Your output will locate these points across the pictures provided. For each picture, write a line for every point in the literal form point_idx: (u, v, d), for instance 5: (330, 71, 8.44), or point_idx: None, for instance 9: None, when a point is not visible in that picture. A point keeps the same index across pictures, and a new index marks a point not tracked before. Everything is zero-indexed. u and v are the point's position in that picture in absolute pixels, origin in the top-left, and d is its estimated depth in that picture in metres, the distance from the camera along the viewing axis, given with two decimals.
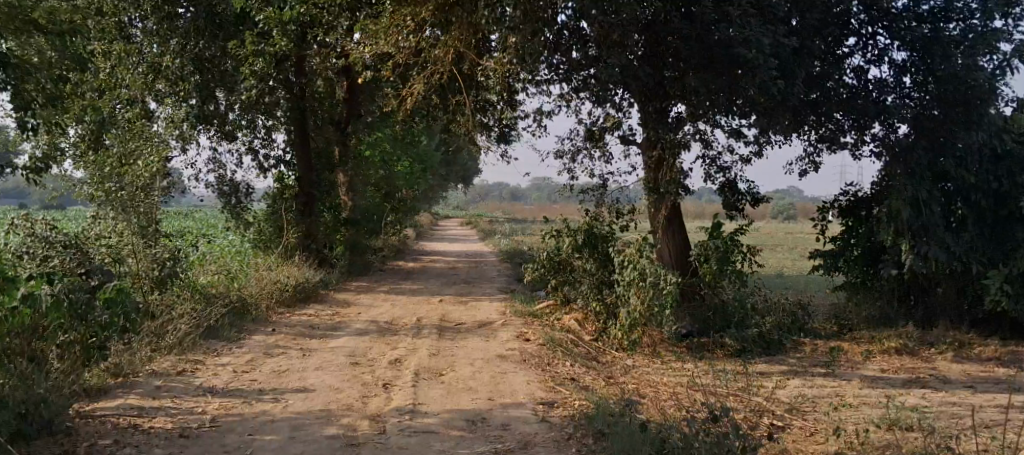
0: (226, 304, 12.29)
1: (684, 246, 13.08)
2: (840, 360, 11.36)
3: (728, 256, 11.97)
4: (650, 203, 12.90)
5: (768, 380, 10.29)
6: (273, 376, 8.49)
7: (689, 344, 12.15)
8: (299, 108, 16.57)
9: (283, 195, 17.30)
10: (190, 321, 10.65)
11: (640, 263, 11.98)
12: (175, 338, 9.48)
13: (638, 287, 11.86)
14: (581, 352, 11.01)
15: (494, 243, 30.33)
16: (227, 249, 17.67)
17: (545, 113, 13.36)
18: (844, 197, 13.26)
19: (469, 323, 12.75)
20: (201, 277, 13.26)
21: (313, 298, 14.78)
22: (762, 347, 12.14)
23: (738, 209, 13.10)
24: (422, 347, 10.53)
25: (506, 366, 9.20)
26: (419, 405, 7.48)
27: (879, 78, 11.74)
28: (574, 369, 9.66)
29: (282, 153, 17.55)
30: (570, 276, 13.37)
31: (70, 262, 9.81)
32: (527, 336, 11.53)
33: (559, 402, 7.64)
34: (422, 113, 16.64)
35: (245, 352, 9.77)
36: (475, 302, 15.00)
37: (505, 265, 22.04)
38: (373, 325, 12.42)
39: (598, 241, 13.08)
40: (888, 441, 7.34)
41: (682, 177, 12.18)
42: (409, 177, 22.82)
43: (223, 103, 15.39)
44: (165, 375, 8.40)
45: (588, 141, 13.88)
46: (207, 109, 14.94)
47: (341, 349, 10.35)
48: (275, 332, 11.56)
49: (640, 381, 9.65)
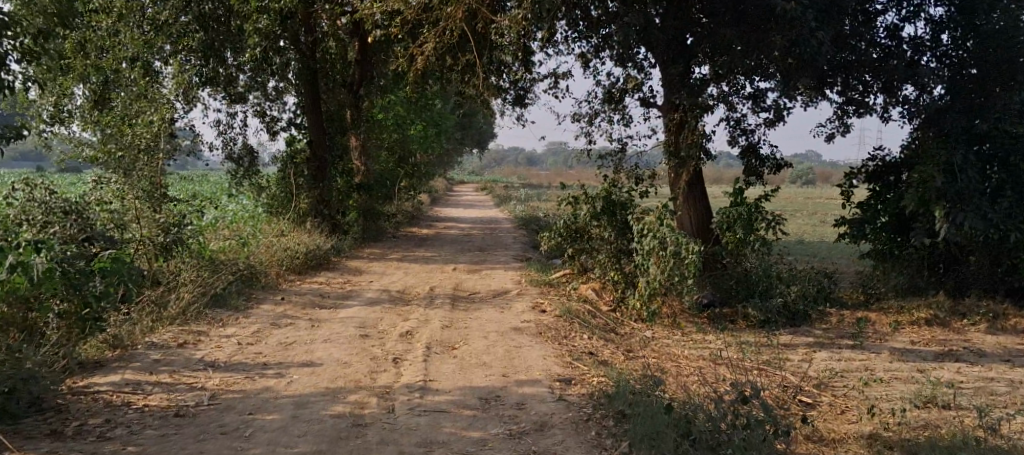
0: (234, 272, 11.97)
1: (704, 213, 12.89)
2: (867, 332, 10.93)
3: (753, 222, 11.59)
4: (671, 168, 12.45)
5: (793, 353, 9.90)
6: (279, 348, 8.15)
7: (710, 315, 11.83)
8: (310, 69, 16.21)
9: (294, 159, 16.91)
10: (195, 289, 10.32)
11: (660, 231, 11.56)
12: (179, 308, 9.16)
13: (658, 256, 11.46)
14: (598, 324, 10.64)
15: (510, 209, 29.88)
16: (238, 215, 17.36)
17: (560, 76, 13.40)
18: (871, 163, 12.76)
19: (483, 293, 12.41)
20: (210, 243, 12.96)
21: (325, 265, 14.45)
22: (786, 318, 11.73)
23: (759, 174, 12.69)
24: (434, 318, 10.18)
25: (521, 340, 8.82)
26: (431, 382, 7.12)
27: (914, 37, 11.38)
28: (593, 342, 9.28)
29: (293, 115, 17.16)
30: (587, 244, 12.90)
31: (70, 229, 9.53)
32: (543, 306, 11.16)
33: (578, 379, 7.26)
34: (436, 74, 16.22)
35: (252, 322, 9.45)
36: (490, 270, 14.62)
37: (521, 231, 21.60)
38: (385, 294, 12.08)
39: (616, 208, 12.59)
40: (925, 420, 6.93)
41: (704, 141, 11.75)
42: (424, 141, 22.36)
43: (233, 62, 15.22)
44: (166, 347, 8.09)
45: (607, 105, 13.45)
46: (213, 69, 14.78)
47: (351, 319, 10.01)
48: (284, 301, 11.24)
49: (661, 354, 9.27)
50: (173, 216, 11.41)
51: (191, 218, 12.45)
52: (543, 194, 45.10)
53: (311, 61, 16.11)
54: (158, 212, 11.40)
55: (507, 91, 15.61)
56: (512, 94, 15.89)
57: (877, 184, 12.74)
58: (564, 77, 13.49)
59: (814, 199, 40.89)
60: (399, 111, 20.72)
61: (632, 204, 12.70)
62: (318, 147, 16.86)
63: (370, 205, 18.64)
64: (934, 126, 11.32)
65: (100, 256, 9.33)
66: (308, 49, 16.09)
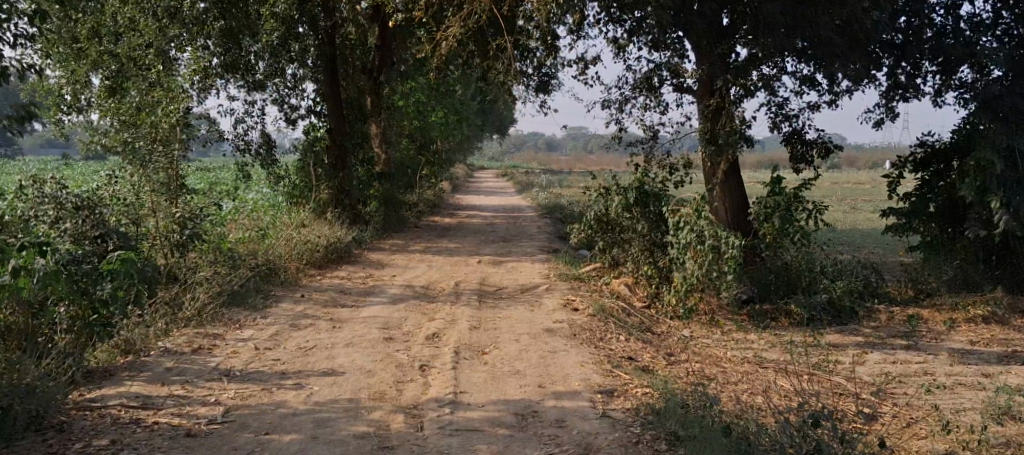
0: (252, 267, 11.48)
1: (740, 203, 12.28)
2: (920, 331, 10.35)
3: (792, 211, 11.12)
4: (708, 157, 11.84)
5: (843, 354, 9.32)
6: (299, 354, 7.64)
7: (750, 311, 11.16)
8: (329, 55, 15.82)
9: (315, 148, 16.38)
10: (211, 287, 9.83)
11: (698, 223, 10.98)
12: (194, 309, 8.66)
13: (695, 250, 10.92)
14: (634, 323, 10.11)
15: (533, 196, 29.28)
16: (259, 205, 16.90)
17: (589, 60, 12.86)
18: (920, 149, 12.20)
19: (511, 288, 11.87)
20: (230, 236, 12.49)
21: (347, 258, 13.95)
22: (831, 316, 11.17)
23: (806, 160, 12.64)
24: (461, 317, 9.66)
25: (555, 343, 8.28)
26: (461, 395, 6.61)
27: (973, 15, 10.74)
28: (631, 345, 8.74)
29: (312, 103, 16.67)
30: (619, 237, 12.35)
31: (81, 225, 9.04)
32: (574, 304, 10.61)
33: (619, 390, 6.76)
34: (457, 59, 15.73)
35: (270, 324, 8.95)
36: (516, 263, 14.07)
37: (546, 220, 21.03)
38: (409, 290, 11.56)
39: (651, 199, 12.07)
40: (1005, 439, 6.38)
41: (744, 128, 11.20)
42: (445, 128, 21.80)
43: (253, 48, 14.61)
44: (179, 352, 7.59)
45: (639, 91, 12.90)
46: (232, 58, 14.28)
47: (374, 319, 9.49)
48: (304, 299, 10.74)
49: (704, 357, 8.72)
50: (189, 209, 10.86)
51: (209, 212, 11.97)
52: (565, 180, 44.57)
53: (328, 46, 15.71)
54: (173, 207, 10.84)
55: (530, 78, 15.12)
56: (536, 80, 15.35)
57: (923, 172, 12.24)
58: (592, 61, 12.96)
59: (842, 184, 40.00)
60: (420, 97, 20.23)
61: (667, 195, 12.15)
62: (339, 135, 16.35)
63: (391, 194, 18.13)
64: (990, 111, 10.68)
65: (114, 253, 8.99)
66: (327, 34, 15.64)
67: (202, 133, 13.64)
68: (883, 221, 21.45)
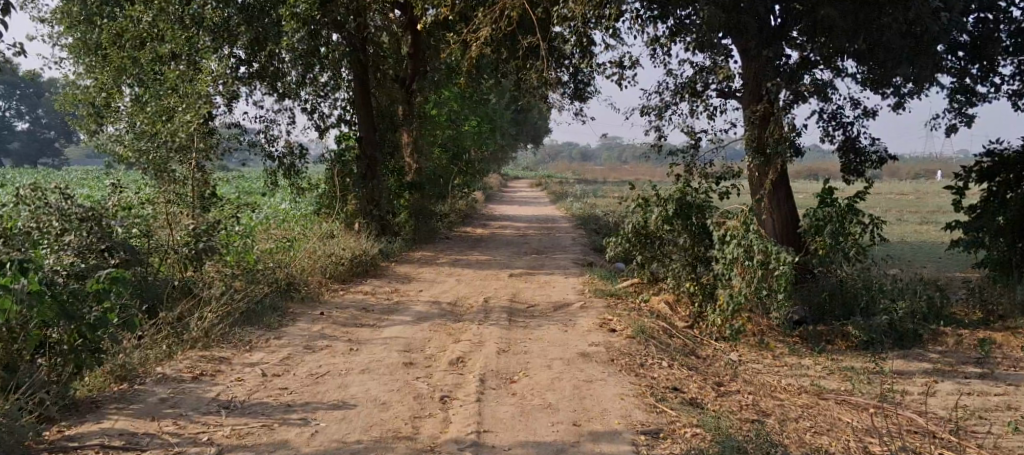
0: (270, 281, 10.80)
1: (788, 215, 11.55)
2: (996, 358, 9.80)
3: (843, 224, 10.38)
4: (756, 166, 11.05)
5: (910, 383, 8.84)
6: (309, 382, 6.93)
7: (803, 332, 10.51)
8: (359, 61, 15.17)
9: (343, 157, 15.75)
10: (224, 304, 9.13)
11: (746, 237, 10.17)
12: (202, 329, 7.95)
13: (743, 266, 10.13)
14: (677, 346, 9.34)
15: (565, 206, 28.49)
16: (286, 215, 16.33)
17: (627, 64, 12.24)
18: (987, 159, 11.91)
19: (544, 305, 11.10)
20: (253, 246, 11.82)
21: (373, 272, 13.27)
22: (893, 339, 10.32)
23: (860, 170, 11.73)
24: (490, 339, 8.91)
25: (593, 370, 7.53)
26: (485, 434, 5.91)
27: None
28: (676, 372, 7.97)
29: (342, 111, 16.04)
30: (659, 250, 11.50)
31: (87, 238, 8.28)
32: (612, 323, 9.83)
33: (666, 431, 6.05)
34: (491, 65, 15.08)
35: (282, 346, 8.26)
36: (549, 277, 13.27)
37: (580, 231, 20.30)
38: (436, 308, 10.81)
39: (693, 211, 11.19)
40: None
41: (795, 136, 10.40)
42: (478, 136, 21.12)
43: (282, 59, 13.93)
44: (179, 380, 6.90)
45: (678, 97, 12.21)
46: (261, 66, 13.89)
47: (396, 340, 8.76)
48: (323, 317, 10.03)
49: (758, 388, 7.96)
50: (204, 221, 10.15)
51: (230, 225, 11.29)
52: (600, 189, 43.73)
53: (361, 53, 15.16)
54: (187, 218, 10.07)
55: (565, 84, 14.42)
56: (571, 86, 14.64)
57: (990, 182, 11.91)
58: (630, 64, 12.27)
59: (884, 194, 38.82)
60: (453, 106, 19.59)
61: (711, 206, 11.34)
62: (369, 145, 15.68)
63: (422, 204, 17.51)
64: None
65: (121, 268, 8.33)
66: (358, 41, 14.98)
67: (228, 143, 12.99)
68: (933, 233, 20.50)
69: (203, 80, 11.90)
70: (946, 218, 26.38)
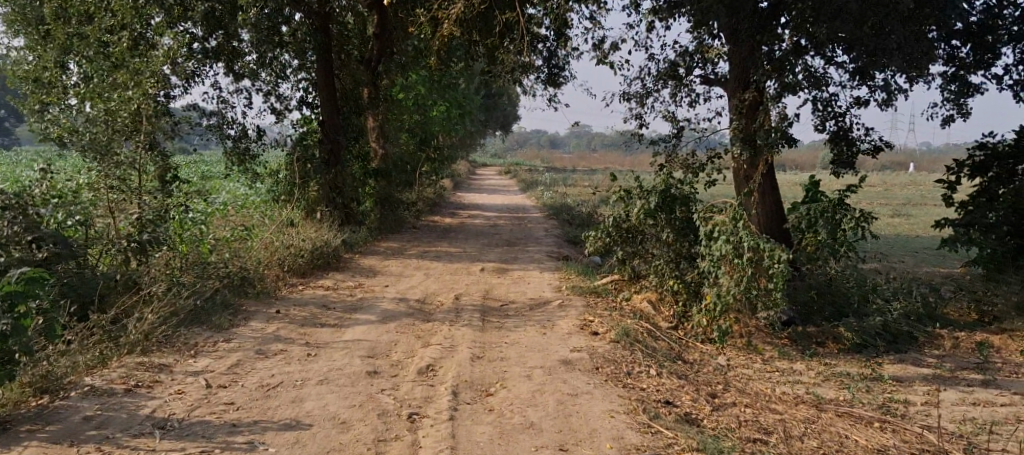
0: (224, 274, 9.95)
1: (775, 209, 10.96)
2: (996, 363, 9.21)
3: (836, 220, 9.80)
4: (744, 157, 10.36)
5: (911, 391, 8.17)
6: (259, 395, 6.31)
7: (792, 334, 9.80)
8: (323, 42, 14.41)
9: (305, 141, 14.85)
10: (171, 301, 8.36)
11: (735, 232, 9.50)
12: (141, 331, 7.15)
13: (731, 264, 9.46)
14: (663, 350, 8.70)
15: (536, 196, 27.66)
16: (247, 201, 15.49)
17: (608, 45, 11.58)
18: (979, 152, 11.38)
19: (518, 303, 10.40)
20: (207, 235, 11.02)
21: (335, 265, 12.46)
22: (887, 342, 9.70)
23: (851, 163, 11.19)
24: (461, 343, 8.19)
25: (575, 382, 6.91)
26: None
27: None
28: (664, 381, 7.31)
29: (304, 93, 15.21)
30: (641, 246, 10.80)
31: (9, 229, 7.56)
32: (592, 325, 9.15)
33: None
34: (462, 47, 14.36)
35: (232, 350, 7.50)
36: (523, 272, 12.53)
37: (552, 221, 19.55)
38: (403, 306, 10.04)
39: (677, 204, 10.51)
40: None
41: (787, 126, 9.75)
42: (447, 121, 20.32)
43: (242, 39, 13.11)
44: (109, 393, 6.20)
45: (660, 83, 11.56)
46: (222, 45, 13.00)
47: (359, 344, 8.02)
48: (280, 316, 9.24)
49: (754, 400, 7.29)
50: (150, 210, 9.45)
51: (180, 213, 10.49)
52: (571, 178, 42.95)
53: (324, 32, 14.42)
54: (132, 206, 9.38)
55: (539, 69, 13.73)
56: (544, 71, 13.91)
57: (981, 177, 11.41)
58: (609, 48, 11.60)
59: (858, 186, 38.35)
60: (422, 91, 18.84)
61: (695, 199, 10.66)
62: (333, 129, 14.94)
63: (388, 192, 16.72)
64: None
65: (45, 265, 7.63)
66: (322, 20, 14.24)
67: (183, 123, 12.09)
68: (916, 228, 19.92)
69: (153, 57, 11.05)
70: (926, 212, 25.83)
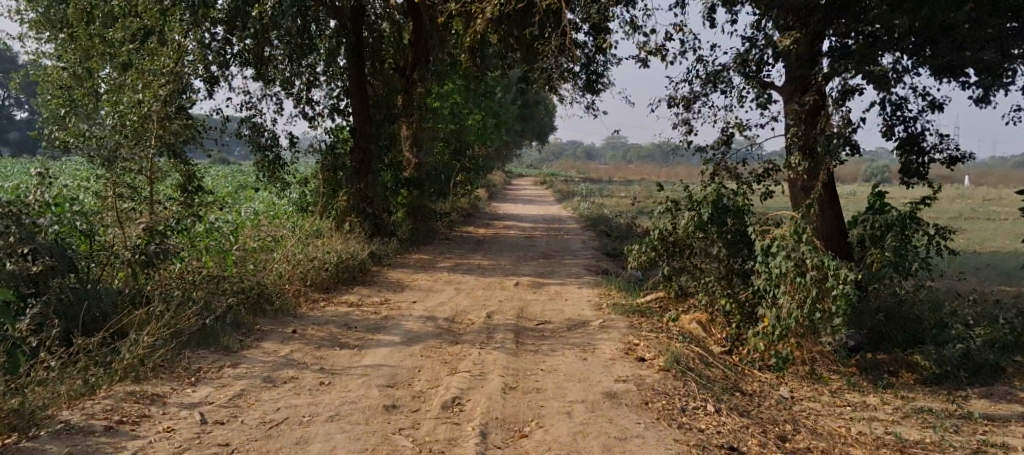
0: (240, 289, 9.10)
1: (835, 223, 9.91)
2: None
3: (909, 237, 8.75)
4: (805, 168, 9.38)
5: (1007, 432, 7.18)
6: (260, 434, 5.76)
7: (860, 363, 8.75)
8: (353, 46, 13.53)
9: (336, 149, 13.99)
10: (176, 319, 7.64)
11: (797, 249, 8.49)
12: (134, 353, 6.50)
13: (793, 283, 8.46)
14: (718, 379, 7.77)
15: (573, 207, 26.64)
16: (276, 210, 14.81)
17: (651, 49, 10.69)
18: None
19: (556, 323, 9.49)
20: (231, 246, 10.23)
21: (361, 278, 11.63)
22: (969, 372, 8.67)
23: (921, 173, 10.16)
24: (492, 370, 7.31)
25: (622, 424, 6.10)
26: None
27: None
28: (726, 423, 6.40)
29: (335, 100, 14.45)
30: (689, 261, 9.86)
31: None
32: (638, 349, 8.24)
33: None
34: (498, 51, 13.56)
35: (238, 377, 6.73)
36: (560, 288, 11.63)
37: (590, 233, 18.59)
38: (430, 326, 9.17)
39: (729, 216, 9.55)
40: None
41: (853, 132, 8.79)
42: (482, 129, 19.52)
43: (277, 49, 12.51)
44: (87, 432, 5.65)
45: (709, 86, 10.62)
46: (258, 52, 12.18)
47: (379, 370, 7.18)
48: (296, 336, 8.41)
49: (831, 445, 6.40)
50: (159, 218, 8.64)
51: (196, 223, 9.74)
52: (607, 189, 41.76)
53: (355, 34, 13.56)
54: (138, 217, 8.61)
55: (578, 74, 12.85)
56: (582, 78, 12.99)
57: None
58: (652, 50, 10.68)
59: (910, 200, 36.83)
60: (456, 99, 18.03)
61: (751, 210, 9.65)
62: (365, 138, 14.01)
63: (421, 201, 15.89)
64: None
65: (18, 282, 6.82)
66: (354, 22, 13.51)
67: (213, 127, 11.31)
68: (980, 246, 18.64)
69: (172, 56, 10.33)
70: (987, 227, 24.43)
